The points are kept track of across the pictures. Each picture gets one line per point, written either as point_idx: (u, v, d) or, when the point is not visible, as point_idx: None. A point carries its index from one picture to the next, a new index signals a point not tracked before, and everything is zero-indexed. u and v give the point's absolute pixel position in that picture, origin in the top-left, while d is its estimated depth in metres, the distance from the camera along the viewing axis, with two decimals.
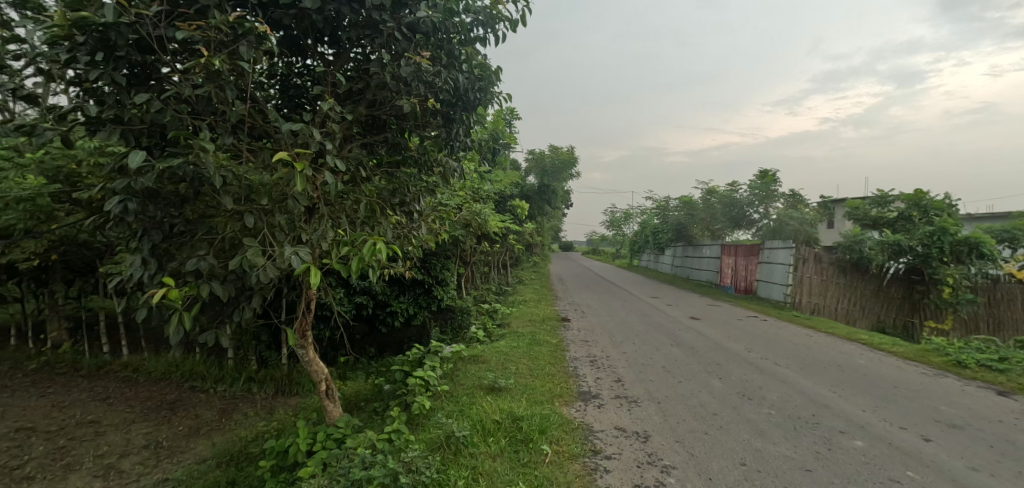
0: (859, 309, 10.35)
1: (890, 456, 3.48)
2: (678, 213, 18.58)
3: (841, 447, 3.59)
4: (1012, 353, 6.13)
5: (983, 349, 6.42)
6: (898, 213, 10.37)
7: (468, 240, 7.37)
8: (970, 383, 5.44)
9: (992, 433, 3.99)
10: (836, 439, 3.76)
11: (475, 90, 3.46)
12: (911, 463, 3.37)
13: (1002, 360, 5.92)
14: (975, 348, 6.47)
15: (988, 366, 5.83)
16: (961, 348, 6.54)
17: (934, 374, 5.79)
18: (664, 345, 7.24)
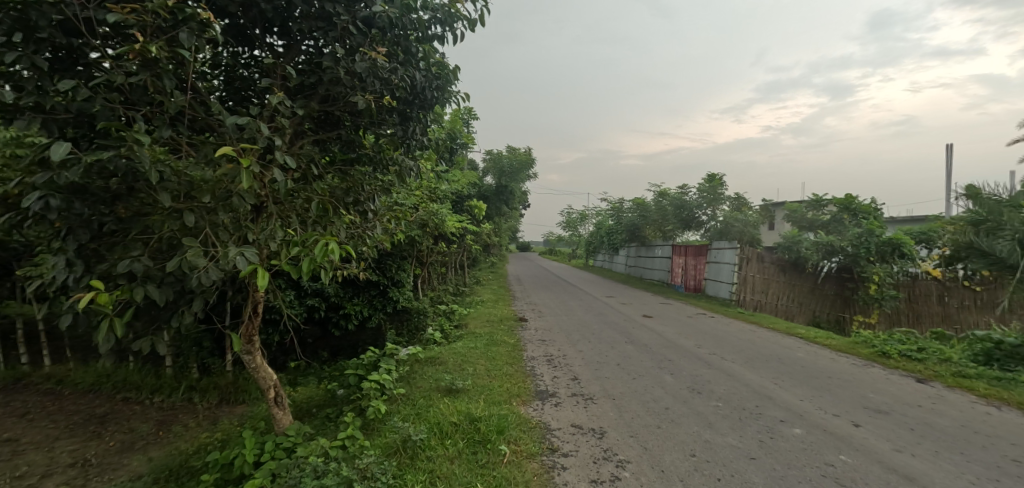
0: (796, 305, 11.07)
1: (825, 441, 3.74)
2: (632, 214, 19.15)
3: (783, 435, 3.83)
4: (927, 344, 6.76)
5: (903, 341, 7.03)
6: (831, 216, 11.21)
7: (426, 240, 7.26)
8: (893, 372, 5.94)
9: (911, 417, 4.37)
10: (777, 428, 3.99)
11: (432, 89, 3.41)
12: (843, 447, 3.64)
13: (920, 350, 6.51)
14: (897, 339, 7.08)
15: (908, 356, 6.40)
16: (885, 339, 7.13)
17: (862, 364, 6.28)
18: (619, 343, 7.43)
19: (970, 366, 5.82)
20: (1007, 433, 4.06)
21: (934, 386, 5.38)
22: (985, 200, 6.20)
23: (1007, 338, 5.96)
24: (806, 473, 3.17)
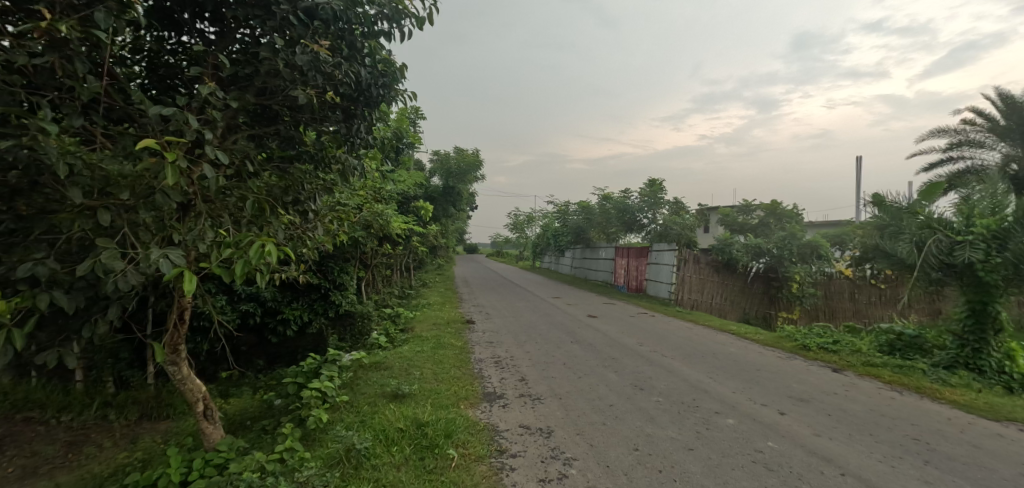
0: (729, 303, 11.82)
1: (755, 430, 4.03)
2: (579, 217, 19.63)
3: (717, 426, 4.07)
4: (841, 336, 7.45)
5: (820, 334, 7.70)
6: (759, 220, 12.18)
7: (371, 242, 7.03)
8: (813, 363, 6.49)
9: (828, 404, 4.80)
10: (712, 419, 4.24)
11: (378, 86, 3.32)
12: (771, 434, 3.93)
13: (834, 343, 7.18)
14: (815, 333, 7.76)
15: (824, 348, 7.03)
16: (805, 334, 7.80)
17: (786, 357, 6.82)
18: (565, 343, 7.58)
19: (877, 356, 6.47)
20: (907, 415, 4.56)
21: (847, 375, 5.93)
22: (888, 207, 6.92)
23: (906, 331, 6.71)
24: (739, 460, 3.40)
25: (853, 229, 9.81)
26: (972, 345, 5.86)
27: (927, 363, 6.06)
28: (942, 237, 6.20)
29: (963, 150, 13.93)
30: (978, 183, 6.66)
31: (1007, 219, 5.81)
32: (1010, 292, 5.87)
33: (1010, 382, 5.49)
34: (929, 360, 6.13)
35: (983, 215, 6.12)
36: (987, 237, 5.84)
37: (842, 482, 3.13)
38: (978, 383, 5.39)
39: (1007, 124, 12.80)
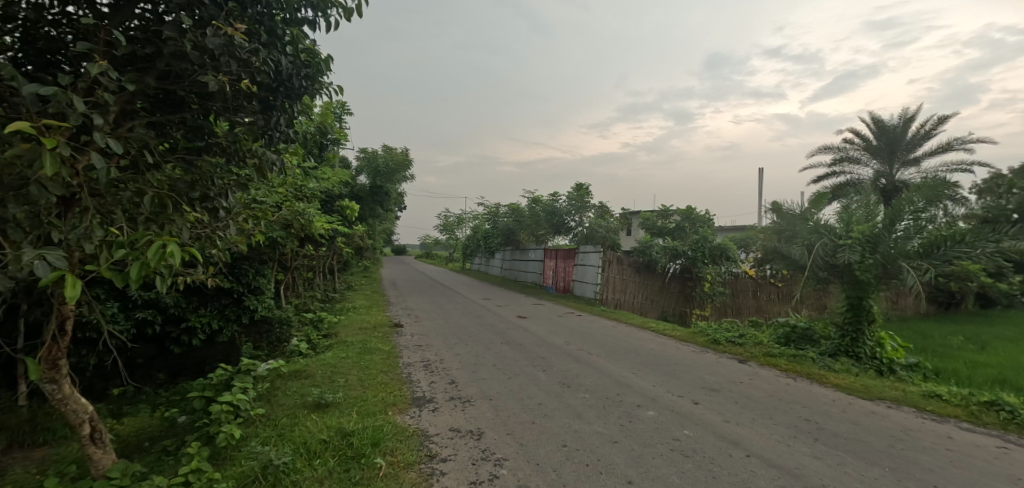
0: (649, 302, 12.60)
1: (672, 419, 4.32)
2: (509, 219, 19.88)
3: (639, 418, 4.31)
4: (745, 331, 8.23)
5: (728, 329, 8.42)
6: (676, 224, 13.09)
7: (291, 243, 6.59)
8: (722, 356, 7.09)
9: (735, 392, 5.27)
10: (635, 412, 4.48)
11: (300, 77, 3.11)
12: (686, 423, 4.23)
13: (739, 337, 7.91)
14: (723, 328, 8.50)
15: (731, 341, 7.73)
16: (715, 329, 8.51)
17: (700, 351, 7.39)
18: (495, 345, 7.61)
19: (775, 347, 7.22)
20: (800, 399, 5.14)
21: (751, 365, 6.55)
22: (785, 213, 7.78)
23: (799, 323, 7.57)
24: (659, 449, 3.62)
25: (755, 234, 10.91)
26: (851, 335, 6.74)
27: (816, 352, 6.87)
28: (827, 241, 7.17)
29: (843, 167, 15.91)
30: (855, 195, 7.69)
31: (877, 226, 6.78)
32: (879, 289, 6.84)
33: (879, 366, 6.40)
34: (817, 350, 6.96)
35: (859, 222, 7.06)
36: (862, 241, 6.79)
37: (748, 462, 3.45)
38: (855, 368, 6.22)
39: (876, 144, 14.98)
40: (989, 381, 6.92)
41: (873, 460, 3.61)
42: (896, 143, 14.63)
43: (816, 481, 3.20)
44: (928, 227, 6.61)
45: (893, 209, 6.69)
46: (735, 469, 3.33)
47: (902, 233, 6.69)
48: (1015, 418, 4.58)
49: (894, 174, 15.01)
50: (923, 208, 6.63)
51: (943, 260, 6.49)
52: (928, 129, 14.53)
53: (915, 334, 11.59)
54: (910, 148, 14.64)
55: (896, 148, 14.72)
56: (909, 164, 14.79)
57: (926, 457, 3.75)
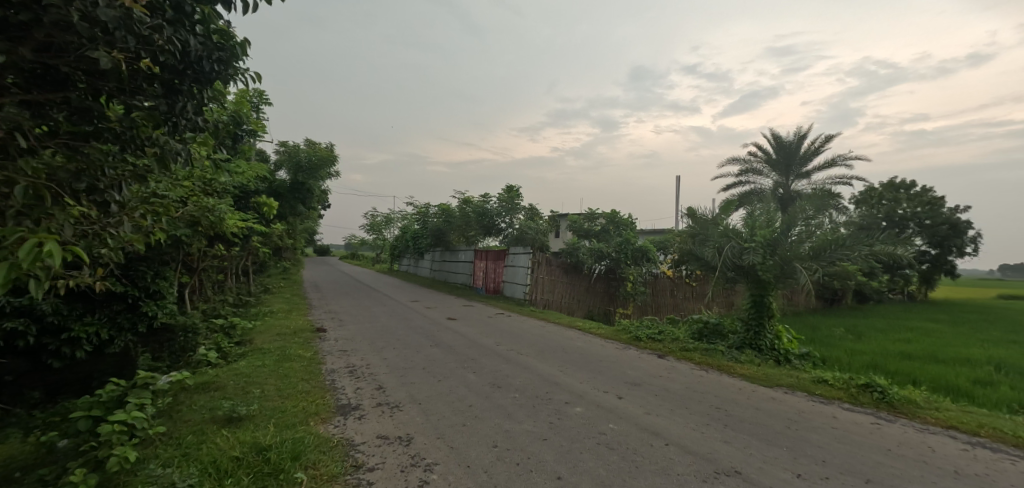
0: (577, 301, 13.04)
1: (598, 414, 4.50)
2: (439, 220, 19.61)
3: (567, 415, 4.45)
4: (664, 327, 8.79)
5: (649, 326, 8.94)
6: (601, 227, 13.69)
7: (198, 242, 5.99)
8: (644, 352, 7.51)
9: (655, 386, 5.61)
10: (563, 409, 4.61)
11: (211, 61, 2.84)
12: (612, 417, 4.43)
13: (659, 333, 8.44)
14: (645, 326, 9.02)
15: (651, 338, 8.22)
16: (638, 326, 9.00)
17: (623, 347, 7.78)
18: (424, 347, 7.45)
19: (690, 342, 7.80)
20: (712, 389, 5.59)
21: (670, 360, 7.01)
22: (698, 218, 8.46)
23: (710, 319, 8.24)
24: (587, 444, 3.75)
25: (673, 237, 11.70)
26: (754, 329, 7.46)
27: (725, 345, 7.51)
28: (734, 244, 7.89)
29: (748, 177, 17.59)
30: (757, 203, 8.52)
31: (776, 230, 7.59)
32: (777, 288, 7.64)
33: (778, 356, 7.14)
34: (726, 343, 7.61)
35: (761, 227, 7.83)
36: (762, 243, 7.55)
37: (668, 451, 3.69)
38: (757, 359, 6.90)
39: (775, 158, 16.75)
40: (864, 366, 7.98)
41: (773, 441, 4.02)
42: (792, 158, 16.46)
43: (726, 464, 3.49)
44: (817, 232, 7.47)
45: (789, 216, 7.66)
46: (656, 458, 3.54)
47: (796, 237, 7.55)
48: (884, 398, 5.33)
49: (790, 185, 16.86)
50: (813, 215, 7.56)
51: (828, 261, 7.36)
52: (816, 147, 16.51)
53: (806, 327, 13.07)
54: (802, 163, 16.52)
55: (792, 162, 16.54)
56: (801, 177, 16.70)
57: (815, 435, 4.25)
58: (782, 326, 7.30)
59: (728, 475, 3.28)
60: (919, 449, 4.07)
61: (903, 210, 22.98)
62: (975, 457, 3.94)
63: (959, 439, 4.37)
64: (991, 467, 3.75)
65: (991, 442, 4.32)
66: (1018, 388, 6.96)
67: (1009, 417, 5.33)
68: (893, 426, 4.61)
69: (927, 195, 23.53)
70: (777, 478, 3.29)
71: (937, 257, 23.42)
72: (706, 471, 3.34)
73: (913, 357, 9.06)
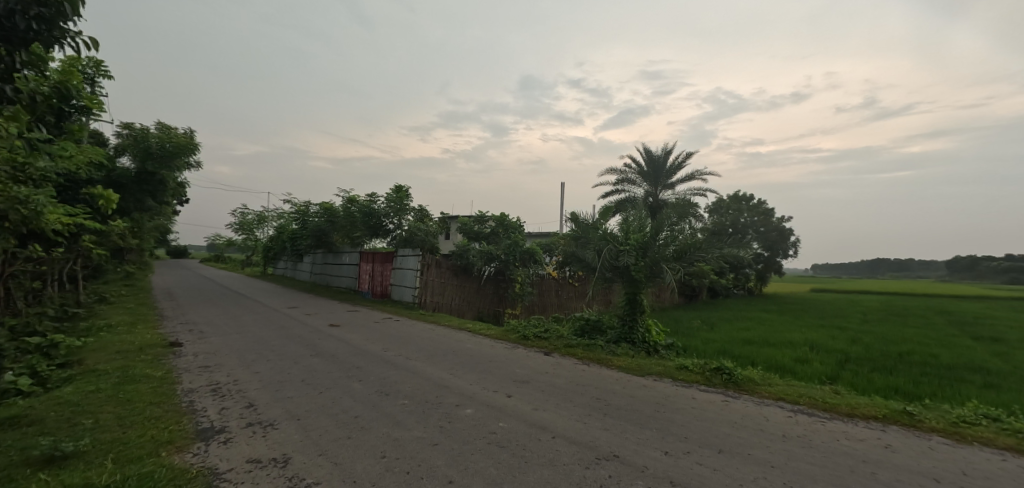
0: (467, 303, 13.16)
1: (488, 414, 4.57)
2: (320, 220, 18.29)
3: (458, 418, 4.44)
4: (550, 326, 9.26)
5: (536, 325, 9.35)
6: (491, 229, 13.93)
7: (3, 241, 4.77)
8: (532, 349, 7.85)
9: (542, 382, 5.88)
10: (454, 412, 4.60)
11: (26, 18, 2.28)
12: (502, 416, 4.54)
13: (545, 331, 8.88)
14: (532, 325, 9.42)
15: (538, 336, 8.61)
16: (527, 326, 9.36)
17: (512, 347, 8.02)
18: (303, 358, 6.86)
19: (573, 338, 8.34)
20: (594, 381, 6.04)
21: (555, 356, 7.42)
22: (580, 222, 9.11)
23: (591, 316, 8.88)
24: (477, 444, 3.79)
25: (557, 241, 12.40)
26: (629, 324, 8.25)
27: (604, 340, 8.18)
28: (611, 247, 8.68)
29: (624, 186, 19.39)
30: (631, 209, 9.46)
31: (646, 235, 8.49)
32: (647, 287, 8.53)
33: (648, 347, 7.95)
34: (604, 338, 8.30)
35: (634, 232, 8.71)
36: (635, 247, 8.40)
37: (555, 443, 3.89)
38: (631, 351, 7.63)
39: (646, 170, 18.71)
40: (716, 353, 9.28)
41: (645, 424, 4.47)
42: (659, 170, 18.53)
43: (606, 449, 3.79)
44: (680, 236, 8.47)
45: (657, 222, 8.56)
46: (543, 451, 3.71)
47: (663, 241, 8.49)
48: (731, 378, 6.26)
49: (658, 195, 18.94)
50: (675, 222, 8.58)
51: (689, 262, 8.39)
52: (679, 162, 18.81)
53: (671, 321, 14.79)
54: (668, 175, 18.67)
55: (660, 174, 18.60)
56: (666, 188, 18.90)
57: (678, 415, 4.84)
58: (650, 320, 8.17)
59: (607, 460, 3.56)
60: (756, 419, 4.86)
61: (744, 219, 27.87)
62: (795, 421, 4.83)
63: (785, 408, 5.31)
64: (807, 428, 4.63)
65: (807, 408, 5.33)
66: (824, 364, 8.67)
67: (818, 387, 6.62)
68: (737, 402, 5.45)
69: (761, 207, 28.31)
70: (649, 457, 3.67)
71: (770, 258, 28.30)
72: (589, 458, 3.59)
73: (752, 342, 10.77)
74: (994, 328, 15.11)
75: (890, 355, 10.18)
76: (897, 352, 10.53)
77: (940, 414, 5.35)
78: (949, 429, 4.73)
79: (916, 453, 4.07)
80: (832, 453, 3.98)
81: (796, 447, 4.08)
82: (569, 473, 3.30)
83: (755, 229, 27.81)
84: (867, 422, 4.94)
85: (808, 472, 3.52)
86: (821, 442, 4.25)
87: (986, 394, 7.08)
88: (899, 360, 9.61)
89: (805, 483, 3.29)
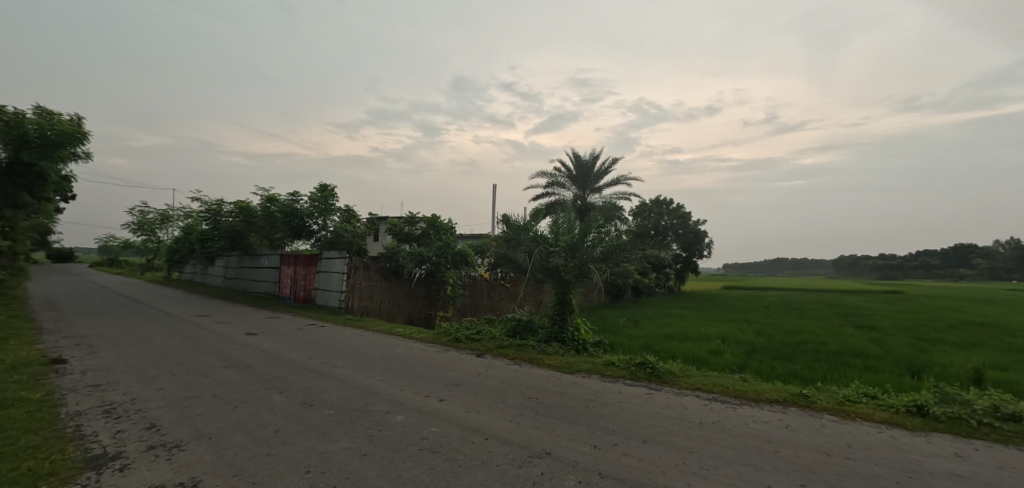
0: (398, 306, 12.82)
1: (420, 420, 4.48)
2: (234, 220, 16.89)
3: (388, 425, 4.30)
4: (482, 327, 9.27)
5: (468, 327, 9.30)
6: (421, 231, 13.67)
7: None
8: (464, 352, 7.81)
9: (474, 384, 5.86)
10: (384, 420, 4.45)
11: None
12: (434, 420, 4.46)
13: (477, 333, 8.87)
14: (464, 327, 9.38)
15: (470, 338, 8.59)
16: (459, 328, 9.30)
17: (444, 350, 7.93)
18: (214, 370, 6.27)
19: (505, 339, 8.42)
20: (526, 381, 6.13)
21: (488, 358, 7.44)
22: (512, 224, 9.24)
23: (523, 317, 9.01)
24: (409, 451, 3.68)
25: (489, 242, 12.49)
26: (558, 323, 8.52)
27: (535, 339, 8.35)
28: (542, 249, 8.90)
29: (554, 189, 19.94)
30: (560, 212, 9.75)
31: (575, 237, 8.81)
32: (576, 287, 8.83)
33: (577, 344, 8.23)
34: (536, 337, 8.47)
35: (564, 234, 8.99)
36: (563, 248, 8.72)
37: (488, 444, 3.89)
38: (561, 350, 7.88)
39: (575, 174, 19.38)
40: (640, 348, 9.84)
41: (575, 420, 4.62)
42: (587, 174, 19.25)
43: (539, 447, 3.86)
44: (607, 238, 8.86)
45: (585, 224, 8.89)
46: (477, 453, 3.70)
47: (591, 242, 8.85)
48: (654, 372, 6.65)
49: (587, 198, 19.70)
50: (602, 224, 8.98)
51: (615, 263, 8.80)
52: (606, 167, 19.68)
53: (598, 319, 15.44)
54: (596, 180, 19.46)
55: (588, 179, 19.34)
56: (594, 191, 19.69)
57: (606, 409, 5.06)
58: (579, 319, 8.47)
59: (540, 458, 3.63)
60: (676, 408, 5.21)
61: (664, 222, 29.74)
62: (710, 408, 5.25)
63: (702, 397, 5.75)
64: (721, 414, 5.05)
65: (721, 396, 5.81)
66: (734, 354, 9.50)
67: (730, 376, 7.24)
68: (660, 393, 5.81)
69: (679, 210, 30.43)
70: (580, 452, 3.79)
71: (687, 259, 30.48)
72: (522, 457, 3.63)
73: (672, 337, 11.53)
74: (868, 318, 17.44)
75: (789, 344, 11.38)
76: (793, 341, 11.81)
77: (830, 395, 6.07)
78: (836, 408, 5.39)
79: (810, 431, 4.59)
80: (742, 436, 4.36)
81: (711, 432, 4.43)
82: (502, 474, 3.30)
83: (674, 231, 29.80)
84: (771, 405, 5.49)
85: (722, 454, 3.82)
86: (732, 426, 4.65)
87: (865, 376, 8.15)
88: (796, 348, 10.78)
89: (719, 465, 3.57)
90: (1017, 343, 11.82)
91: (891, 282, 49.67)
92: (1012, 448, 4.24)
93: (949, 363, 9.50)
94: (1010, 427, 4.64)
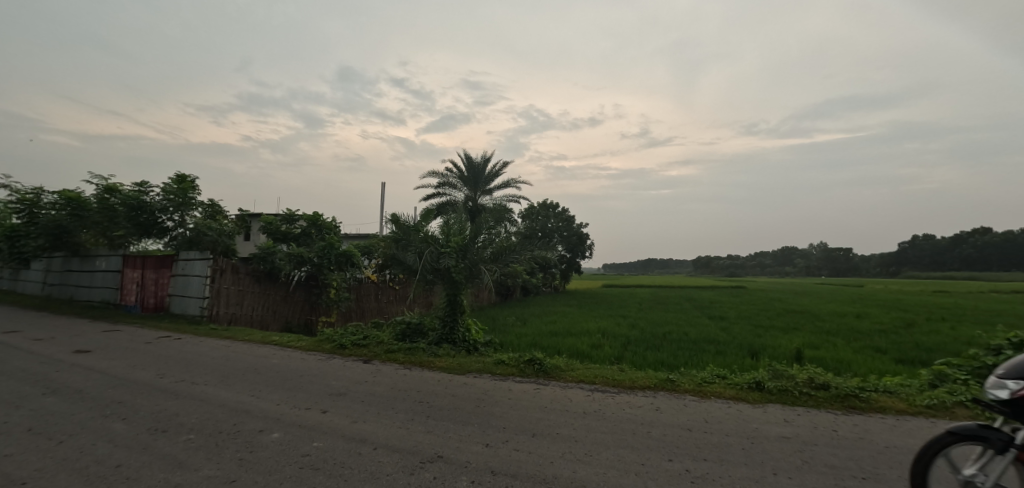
0: (271, 313, 11.66)
1: (299, 436, 4.14)
2: (57, 213, 13.84)
3: (262, 445, 3.89)
4: (369, 331, 8.85)
5: (354, 332, 8.84)
6: (301, 230, 12.59)
7: None
8: (349, 359, 7.39)
9: (360, 392, 5.60)
10: (256, 440, 4.02)
11: None
12: (316, 435, 4.16)
13: (363, 338, 8.44)
14: (350, 332, 8.87)
15: (357, 344, 8.17)
16: (344, 334, 8.77)
17: (327, 358, 7.42)
18: (27, 399, 5.08)
19: (395, 343, 8.17)
20: (416, 385, 6.03)
21: (375, 364, 7.15)
22: (402, 224, 9.03)
23: (413, 320, 8.82)
24: (287, 471, 3.35)
25: (377, 243, 11.96)
26: (449, 324, 8.52)
27: (426, 342, 8.24)
28: (432, 249, 8.82)
29: (445, 190, 19.88)
30: (451, 213, 9.71)
31: (466, 238, 8.88)
32: (467, 288, 8.91)
33: (468, 345, 8.30)
34: (426, 340, 8.36)
35: (455, 234, 9.00)
36: (455, 249, 8.71)
37: (376, 454, 3.74)
38: (452, 351, 7.89)
39: (467, 175, 19.52)
40: (528, 345, 10.25)
41: (466, 420, 4.68)
42: (479, 176, 19.53)
43: (430, 452, 3.81)
44: (496, 240, 9.07)
45: (476, 226, 9.01)
46: (365, 465, 3.51)
47: (481, 243, 9.00)
48: (542, 368, 6.99)
49: (478, 200, 19.96)
50: (493, 226, 9.18)
51: (505, 263, 9.05)
52: (497, 170, 20.14)
53: (488, 319, 15.69)
54: (486, 182, 19.81)
55: (479, 181, 19.61)
56: (485, 193, 20.01)
57: (497, 407, 5.20)
58: (470, 320, 8.57)
59: (431, 462, 3.58)
60: (561, 400, 5.58)
61: (551, 224, 31.43)
62: (592, 399, 5.70)
63: (585, 388, 6.21)
64: (602, 403, 5.51)
65: (602, 386, 6.33)
66: (611, 347, 10.40)
67: (610, 367, 7.91)
68: (547, 388, 6.15)
69: (565, 214, 32.39)
70: (471, 452, 3.83)
71: (572, 259, 32.51)
72: (413, 464, 3.55)
73: (557, 334, 12.21)
74: (719, 309, 20.28)
75: (658, 335, 12.78)
76: (661, 332, 13.30)
77: (690, 378, 6.96)
78: (695, 389, 6.22)
79: (675, 411, 5.24)
80: (620, 421, 4.82)
81: (593, 420, 4.81)
82: (392, 482, 3.18)
83: (560, 233, 31.62)
84: (644, 391, 6.14)
85: (603, 440, 4.17)
86: (612, 413, 5.11)
87: (716, 359, 9.51)
88: (663, 339, 12.14)
89: (601, 450, 3.89)
90: (822, 327, 14.72)
91: (737, 279, 58.20)
92: (823, 411, 5.31)
93: (776, 344, 11.49)
94: (820, 395, 5.78)
